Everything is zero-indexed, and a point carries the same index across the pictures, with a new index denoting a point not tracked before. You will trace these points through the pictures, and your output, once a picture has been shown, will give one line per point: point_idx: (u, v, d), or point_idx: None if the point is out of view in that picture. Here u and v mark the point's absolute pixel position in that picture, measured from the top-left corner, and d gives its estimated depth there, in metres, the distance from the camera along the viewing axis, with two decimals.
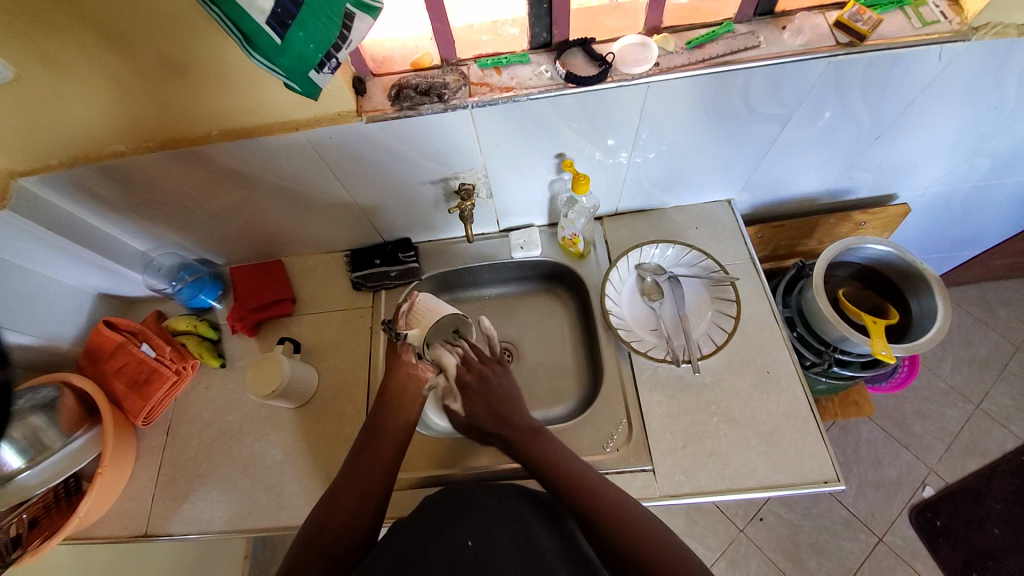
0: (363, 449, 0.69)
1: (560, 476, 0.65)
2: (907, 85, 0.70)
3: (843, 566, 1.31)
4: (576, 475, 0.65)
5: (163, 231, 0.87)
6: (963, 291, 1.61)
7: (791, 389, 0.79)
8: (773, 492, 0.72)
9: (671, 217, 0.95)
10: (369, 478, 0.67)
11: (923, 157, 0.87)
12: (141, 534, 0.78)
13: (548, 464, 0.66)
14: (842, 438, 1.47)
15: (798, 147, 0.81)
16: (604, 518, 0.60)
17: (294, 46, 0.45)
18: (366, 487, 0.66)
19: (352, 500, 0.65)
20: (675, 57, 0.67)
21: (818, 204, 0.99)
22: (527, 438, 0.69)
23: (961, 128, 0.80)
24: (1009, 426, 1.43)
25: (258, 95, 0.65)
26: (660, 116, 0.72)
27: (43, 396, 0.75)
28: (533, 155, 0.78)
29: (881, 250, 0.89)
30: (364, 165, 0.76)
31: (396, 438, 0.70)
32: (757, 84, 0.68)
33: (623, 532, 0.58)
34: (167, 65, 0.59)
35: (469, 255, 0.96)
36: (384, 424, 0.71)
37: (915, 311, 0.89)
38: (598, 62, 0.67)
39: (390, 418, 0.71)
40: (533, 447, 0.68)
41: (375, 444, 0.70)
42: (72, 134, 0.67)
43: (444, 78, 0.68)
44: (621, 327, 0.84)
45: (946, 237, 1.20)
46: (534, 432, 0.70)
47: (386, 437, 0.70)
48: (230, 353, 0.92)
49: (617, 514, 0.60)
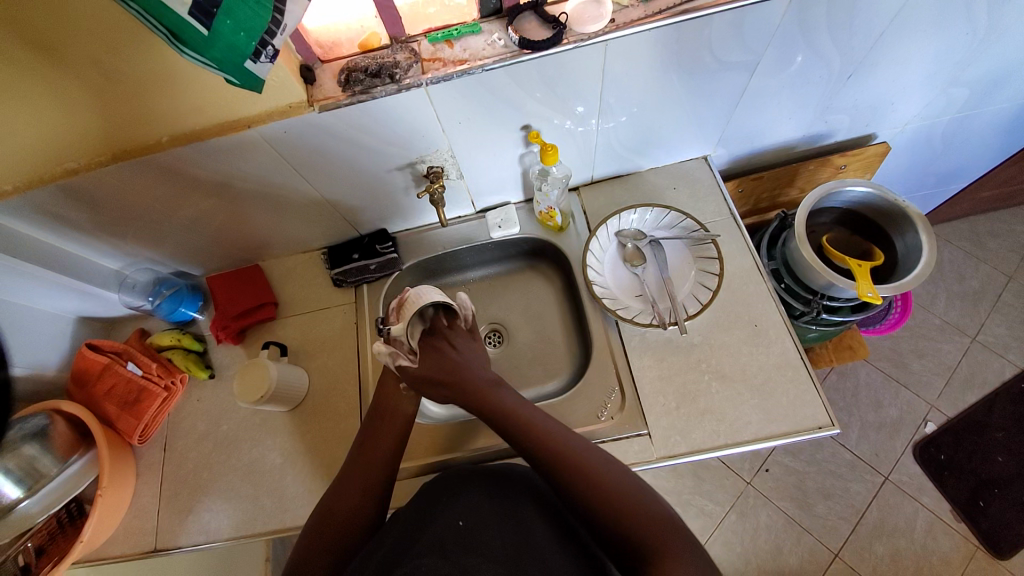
0: (361, 446, 0.69)
1: (565, 468, 0.60)
2: (872, 18, 0.68)
3: (850, 507, 1.34)
4: (579, 456, 0.61)
5: (134, 247, 0.85)
6: (951, 227, 1.60)
7: (780, 340, 0.78)
8: (770, 443, 0.72)
9: (648, 179, 0.93)
10: (366, 472, 0.66)
11: (897, 93, 0.85)
12: (150, 549, 0.79)
13: (550, 456, 0.62)
14: (840, 384, 1.49)
15: (769, 94, 0.79)
16: (618, 497, 0.57)
17: (223, 35, 0.43)
18: (367, 476, 0.66)
19: (359, 489, 0.65)
20: (630, 11, 0.64)
21: (795, 151, 0.97)
22: (527, 429, 0.64)
23: (933, 58, 0.78)
24: (1004, 355, 1.44)
25: (206, 94, 0.62)
26: (622, 75, 0.69)
27: (34, 424, 0.73)
28: (497, 130, 0.75)
29: (861, 191, 0.88)
30: (325, 157, 0.73)
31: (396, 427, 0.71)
32: (719, 31, 0.65)
33: (633, 516, 0.56)
34: (104, 72, 0.57)
35: (447, 239, 0.95)
36: (388, 413, 0.71)
37: (899, 249, 0.88)
38: (551, 25, 0.64)
39: (392, 400, 0.73)
40: (532, 441, 0.63)
41: (373, 435, 0.70)
42: (22, 155, 0.64)
43: (394, 57, 0.66)
44: (606, 296, 0.83)
45: (928, 174, 1.19)
46: (529, 423, 0.65)
47: (384, 428, 0.70)
48: (218, 363, 0.91)
49: (631, 500, 0.57)
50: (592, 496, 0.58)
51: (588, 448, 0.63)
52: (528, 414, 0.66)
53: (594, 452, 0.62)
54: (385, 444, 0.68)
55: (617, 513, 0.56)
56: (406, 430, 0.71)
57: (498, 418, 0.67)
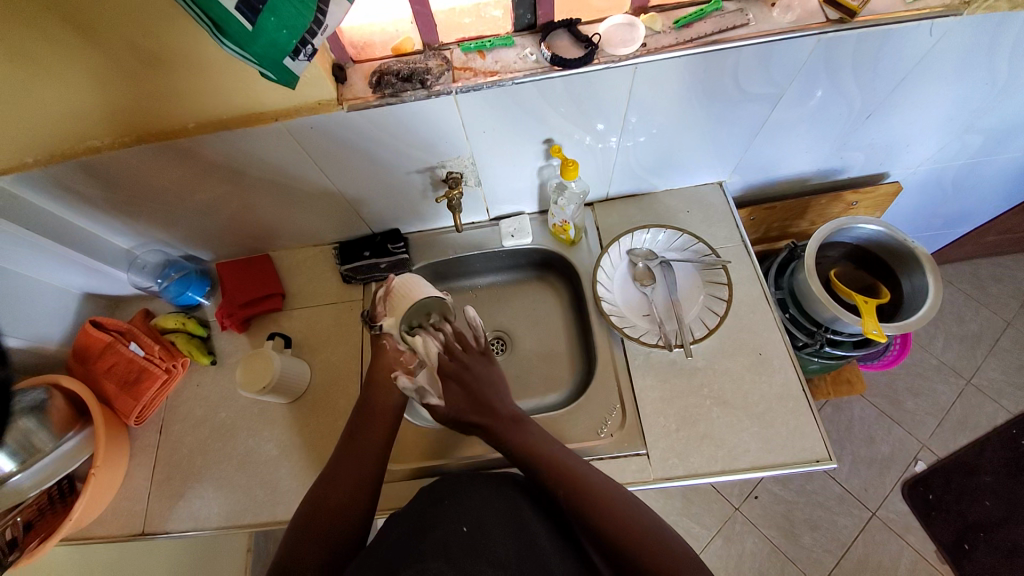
0: (352, 437, 0.70)
1: (561, 482, 0.64)
2: (897, 62, 0.69)
3: (836, 540, 1.34)
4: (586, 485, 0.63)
5: (147, 228, 0.85)
6: (954, 268, 1.62)
7: (783, 370, 0.79)
8: (767, 472, 0.73)
9: (661, 201, 0.94)
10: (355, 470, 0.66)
11: (913, 135, 0.86)
12: (139, 532, 0.78)
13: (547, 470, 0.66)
14: (835, 417, 1.49)
15: (789, 126, 0.80)
16: (613, 508, 0.61)
17: (267, 33, 0.44)
18: (358, 472, 0.66)
19: (349, 484, 0.65)
20: (662, 37, 0.65)
21: (810, 184, 0.98)
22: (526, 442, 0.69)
23: (951, 105, 0.79)
24: (999, 400, 1.45)
25: (237, 85, 0.63)
26: (649, 98, 0.70)
27: (31, 398, 0.74)
28: (520, 141, 0.76)
29: (872, 229, 0.89)
30: (348, 154, 0.74)
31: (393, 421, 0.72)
32: (746, 63, 0.66)
33: (629, 531, 0.59)
34: (140, 56, 0.57)
35: (459, 244, 0.95)
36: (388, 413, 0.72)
37: (905, 289, 0.89)
38: (584, 43, 0.65)
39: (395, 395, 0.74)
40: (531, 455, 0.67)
41: (367, 429, 0.71)
42: (45, 131, 0.65)
43: (426, 63, 0.67)
44: (614, 314, 0.84)
45: (937, 216, 1.20)
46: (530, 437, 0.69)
47: (375, 421, 0.71)
48: (221, 350, 0.91)
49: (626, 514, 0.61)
50: (584, 508, 0.62)
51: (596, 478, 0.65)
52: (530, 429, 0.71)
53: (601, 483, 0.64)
54: (377, 438, 0.70)
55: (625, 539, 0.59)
56: (397, 425, 0.73)
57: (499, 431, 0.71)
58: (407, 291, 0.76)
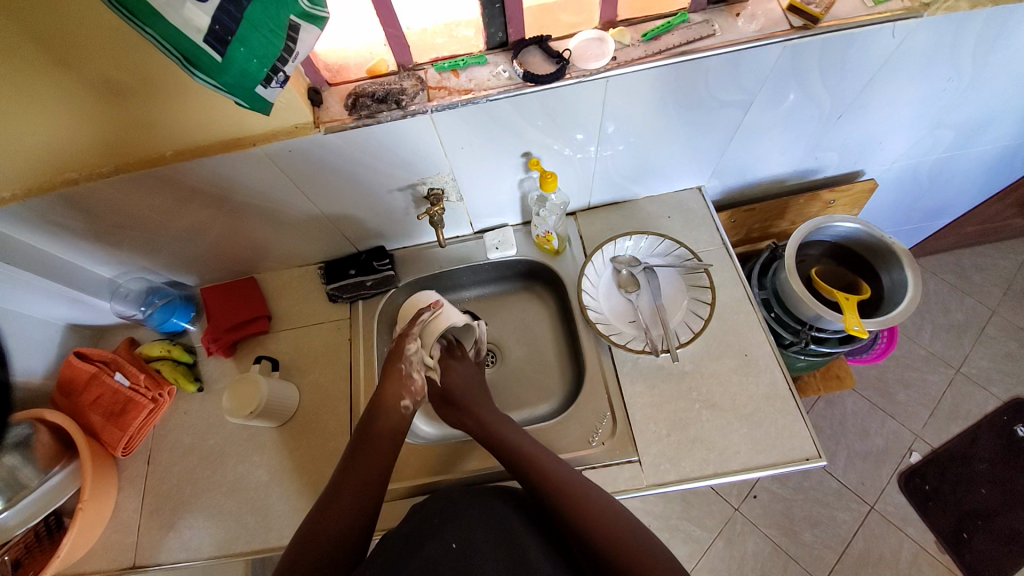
0: (357, 459, 0.71)
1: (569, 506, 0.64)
2: (861, 64, 0.71)
3: (836, 536, 1.35)
4: (587, 502, 0.65)
5: (129, 256, 0.85)
6: (937, 259, 1.65)
7: (769, 370, 0.80)
8: (758, 473, 0.73)
9: (643, 208, 0.95)
10: (359, 488, 0.68)
11: (884, 133, 0.88)
12: (129, 566, 0.77)
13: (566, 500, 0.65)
14: (828, 412, 1.50)
15: (763, 130, 0.81)
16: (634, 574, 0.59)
17: (237, 62, 0.44)
18: (363, 485, 0.69)
19: (351, 495, 0.68)
20: (632, 50, 0.66)
21: (787, 185, 1.00)
22: (563, 498, 0.65)
23: (918, 102, 0.81)
24: (987, 387, 1.48)
25: (213, 111, 0.63)
26: (623, 109, 0.72)
27: (17, 434, 0.72)
28: (500, 156, 0.77)
29: (849, 227, 0.90)
30: (328, 175, 0.74)
31: (389, 444, 0.73)
32: (716, 71, 0.67)
33: (627, 552, 0.61)
34: (112, 86, 0.58)
35: (444, 259, 0.95)
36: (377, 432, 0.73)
37: (885, 285, 0.90)
38: (556, 59, 0.66)
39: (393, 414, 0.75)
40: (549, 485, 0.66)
41: (370, 445, 0.72)
42: (21, 165, 0.64)
43: (401, 84, 0.67)
44: (600, 322, 0.84)
45: (916, 209, 1.23)
46: (559, 481, 0.66)
47: (380, 439, 0.73)
48: (208, 376, 0.90)
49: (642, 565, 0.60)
50: (596, 539, 0.62)
51: (594, 493, 0.66)
52: (565, 478, 0.67)
53: (598, 501, 0.65)
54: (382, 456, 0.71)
55: (618, 547, 0.61)
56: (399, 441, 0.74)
57: (513, 460, 0.71)
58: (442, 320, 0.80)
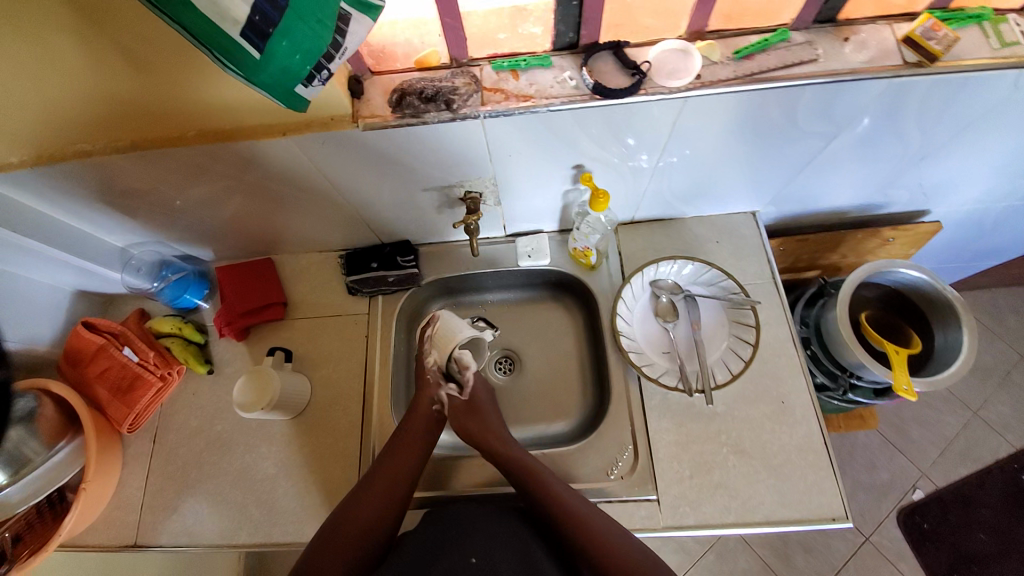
0: (381, 470, 0.69)
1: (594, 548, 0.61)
2: (969, 109, 0.63)
3: (829, 563, 1.34)
4: (615, 545, 0.61)
5: (144, 227, 0.80)
6: (973, 296, 1.57)
7: (805, 421, 0.75)
8: (779, 527, 0.70)
9: (690, 229, 0.88)
10: (382, 499, 0.66)
11: (965, 178, 0.80)
12: (130, 544, 0.76)
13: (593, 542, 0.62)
14: (839, 441, 1.47)
15: (839, 164, 0.74)
16: None
17: (278, 58, 0.37)
18: (385, 498, 0.67)
19: (370, 505, 0.66)
20: (719, 68, 0.59)
21: (846, 218, 0.93)
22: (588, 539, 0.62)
23: (1015, 151, 0.73)
24: (1004, 433, 1.43)
25: (241, 92, 0.57)
26: (692, 131, 0.65)
27: (23, 406, 0.70)
28: (548, 166, 0.71)
29: (914, 276, 0.84)
30: (361, 168, 0.68)
31: (415, 459, 0.70)
32: (808, 101, 0.60)
33: None
34: (130, 59, 0.52)
35: (473, 261, 0.90)
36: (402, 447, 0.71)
37: (937, 343, 0.84)
38: (631, 70, 0.59)
39: (420, 425, 0.73)
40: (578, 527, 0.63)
41: (394, 458, 0.70)
42: (31, 131, 0.59)
43: (453, 82, 0.61)
44: (632, 350, 0.79)
45: (968, 250, 1.15)
46: (585, 522, 0.63)
47: (406, 453, 0.70)
48: (218, 358, 0.87)
49: None
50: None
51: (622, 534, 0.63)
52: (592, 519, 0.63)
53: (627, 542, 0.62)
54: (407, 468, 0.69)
55: None
56: (425, 455, 0.72)
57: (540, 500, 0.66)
58: (450, 330, 0.76)
